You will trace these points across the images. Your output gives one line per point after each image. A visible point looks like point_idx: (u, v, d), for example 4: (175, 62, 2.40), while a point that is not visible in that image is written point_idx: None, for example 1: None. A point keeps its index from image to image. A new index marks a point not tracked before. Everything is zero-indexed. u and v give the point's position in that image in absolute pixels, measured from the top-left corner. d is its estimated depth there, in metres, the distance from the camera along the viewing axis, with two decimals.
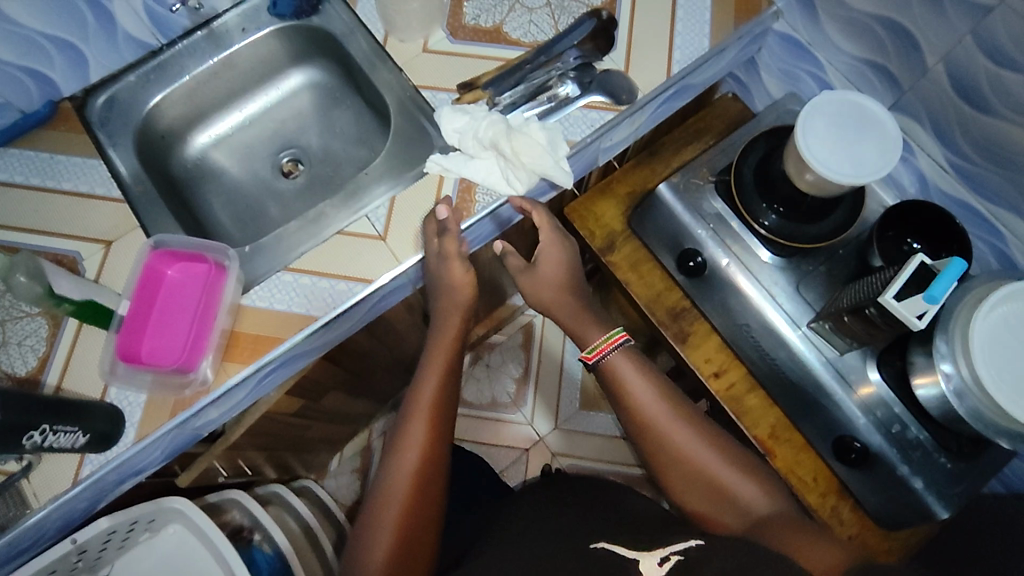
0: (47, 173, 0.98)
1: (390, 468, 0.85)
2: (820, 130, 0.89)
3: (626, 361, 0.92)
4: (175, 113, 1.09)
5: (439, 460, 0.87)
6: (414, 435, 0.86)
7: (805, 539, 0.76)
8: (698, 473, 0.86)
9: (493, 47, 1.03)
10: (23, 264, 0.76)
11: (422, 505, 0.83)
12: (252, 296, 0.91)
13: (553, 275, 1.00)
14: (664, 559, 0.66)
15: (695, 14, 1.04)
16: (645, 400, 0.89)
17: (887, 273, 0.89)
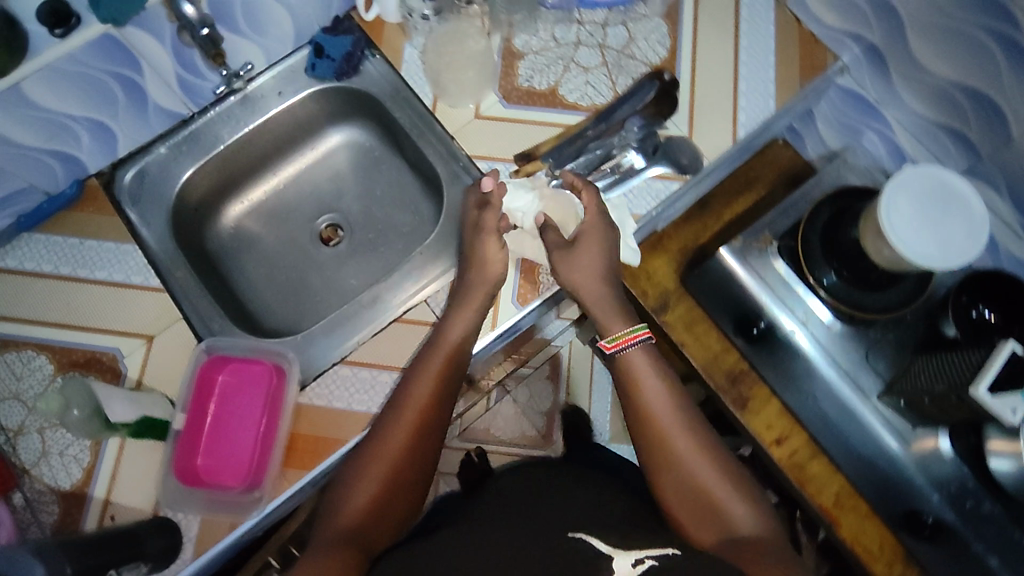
0: (78, 261, 0.92)
1: (350, 471, 0.74)
2: (905, 211, 0.84)
3: (644, 359, 0.81)
4: (206, 185, 1.02)
5: (412, 472, 0.75)
6: (386, 441, 0.75)
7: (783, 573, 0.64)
8: (691, 482, 0.74)
9: (549, 112, 0.98)
10: (74, 397, 0.82)
11: (380, 507, 0.72)
12: (310, 394, 0.87)
13: (590, 265, 0.86)
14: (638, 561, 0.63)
15: (758, 72, 1.00)
16: (654, 393, 0.79)
17: (972, 354, 0.86)
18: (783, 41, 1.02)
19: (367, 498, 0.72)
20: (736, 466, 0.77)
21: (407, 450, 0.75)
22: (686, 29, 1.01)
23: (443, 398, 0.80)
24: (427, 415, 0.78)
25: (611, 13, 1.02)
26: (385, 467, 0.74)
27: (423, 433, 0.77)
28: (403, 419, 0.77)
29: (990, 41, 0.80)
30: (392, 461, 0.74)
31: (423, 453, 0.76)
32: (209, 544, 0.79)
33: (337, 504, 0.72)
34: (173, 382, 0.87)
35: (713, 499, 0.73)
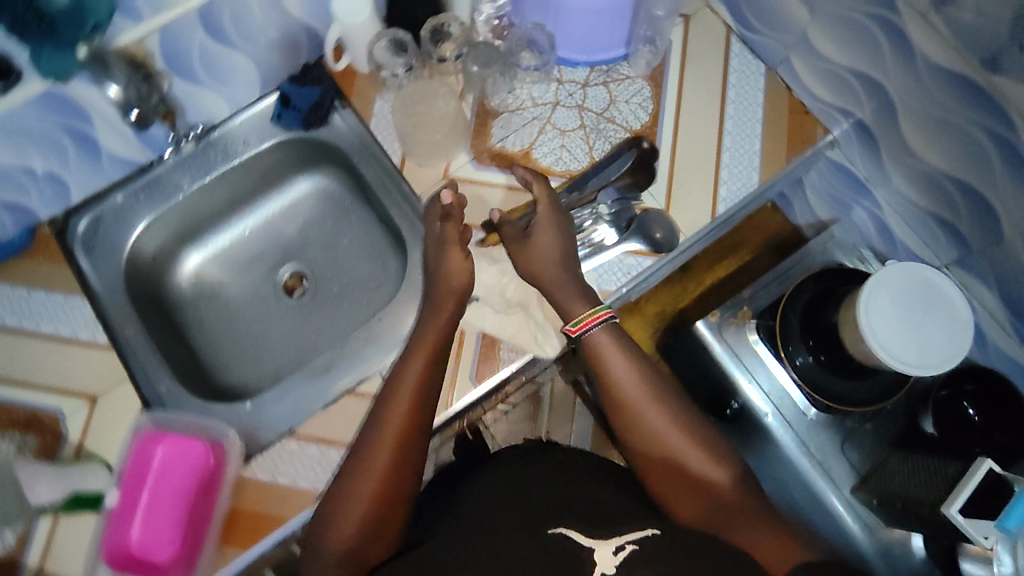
0: (24, 312, 0.89)
1: (336, 495, 0.70)
2: (886, 308, 0.79)
3: (610, 342, 0.76)
4: (164, 233, 0.99)
5: (402, 480, 0.71)
6: (367, 466, 0.70)
7: (769, 541, 0.67)
8: (670, 462, 0.73)
9: (521, 175, 0.94)
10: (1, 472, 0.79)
11: (372, 528, 0.69)
12: (254, 468, 0.83)
13: (549, 252, 0.81)
14: (619, 547, 0.59)
15: (744, 143, 0.95)
16: (628, 381, 0.74)
17: (950, 465, 0.83)
18: (772, 108, 0.97)
19: (371, 488, 0.69)
20: (715, 438, 0.75)
21: (390, 474, 0.69)
22: (669, 93, 0.97)
23: (423, 402, 0.73)
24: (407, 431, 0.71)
25: (592, 73, 0.98)
26: (370, 492, 0.69)
27: (404, 451, 0.71)
28: (383, 449, 0.70)
29: (985, 140, 0.75)
30: (376, 490, 0.69)
31: (410, 470, 0.71)
32: None
33: (341, 496, 0.69)
34: (116, 447, 0.84)
35: (695, 475, 0.72)
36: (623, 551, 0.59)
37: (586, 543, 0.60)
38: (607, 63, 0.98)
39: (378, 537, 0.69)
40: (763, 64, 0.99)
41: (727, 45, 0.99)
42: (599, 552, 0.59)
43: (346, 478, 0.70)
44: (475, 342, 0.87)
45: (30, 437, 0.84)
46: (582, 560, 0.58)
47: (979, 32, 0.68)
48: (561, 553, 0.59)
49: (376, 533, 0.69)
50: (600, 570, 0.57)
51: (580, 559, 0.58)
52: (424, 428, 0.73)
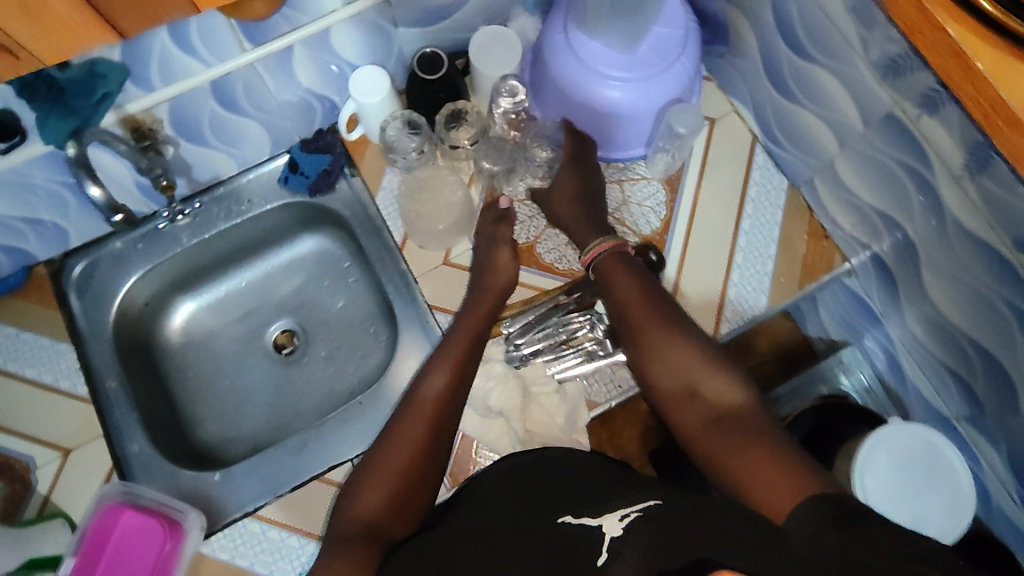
0: (11, 353, 0.90)
1: (361, 472, 0.72)
2: (886, 474, 0.76)
3: (618, 266, 0.82)
4: (158, 281, 0.98)
5: (428, 470, 0.72)
6: (396, 439, 0.73)
7: (766, 462, 0.61)
8: (673, 375, 0.73)
9: (522, 270, 0.92)
10: None
11: (399, 504, 0.70)
12: (214, 545, 0.82)
13: (567, 190, 0.90)
14: (625, 514, 0.54)
15: (756, 261, 0.92)
16: (631, 298, 0.79)
17: None
18: (790, 227, 0.94)
19: (400, 470, 0.71)
20: (723, 356, 0.73)
21: (419, 447, 0.72)
22: (684, 200, 0.94)
23: (462, 390, 0.77)
24: (436, 411, 0.75)
25: (606, 169, 0.96)
26: (394, 471, 0.71)
27: (434, 434, 0.73)
28: (414, 425, 0.73)
29: (1008, 312, 0.71)
30: (400, 470, 0.71)
31: (441, 449, 0.74)
32: None
33: (371, 472, 0.71)
34: (81, 505, 0.84)
35: (696, 386, 0.71)
36: (628, 518, 0.54)
37: (592, 522, 0.55)
38: (623, 160, 0.96)
39: (402, 516, 0.70)
40: (786, 180, 0.96)
41: (750, 156, 0.97)
42: (605, 523, 0.54)
43: (377, 458, 0.72)
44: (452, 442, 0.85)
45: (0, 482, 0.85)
46: (591, 544, 0.52)
47: (1014, 213, 0.64)
48: (570, 537, 0.55)
49: (396, 521, 0.69)
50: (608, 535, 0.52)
51: (588, 537, 0.53)
52: (450, 414, 0.75)
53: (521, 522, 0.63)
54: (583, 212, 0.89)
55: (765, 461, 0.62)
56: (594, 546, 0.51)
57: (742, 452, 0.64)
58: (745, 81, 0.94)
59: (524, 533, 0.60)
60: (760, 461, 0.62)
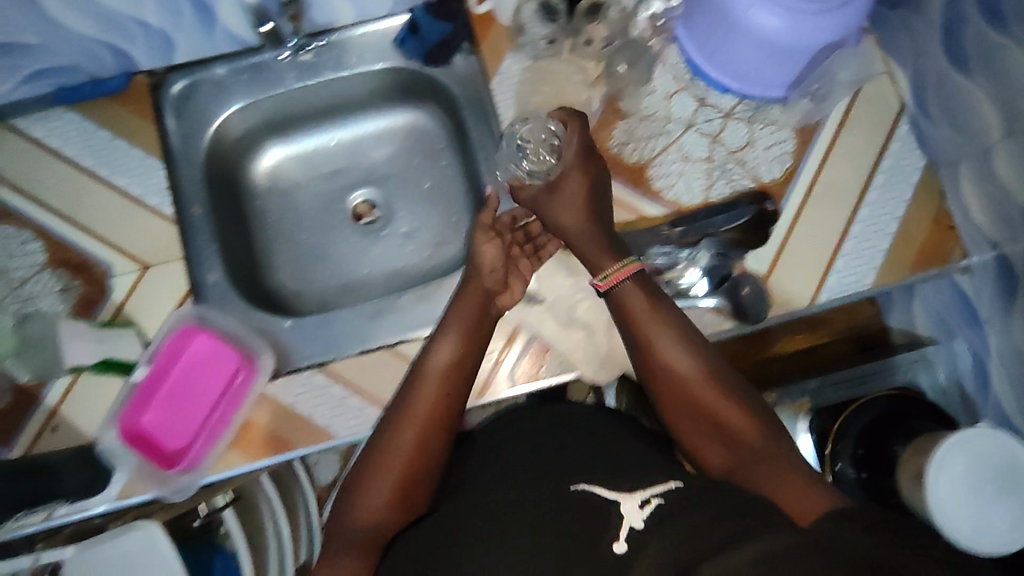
0: (102, 157, 0.88)
1: (362, 467, 0.71)
2: (957, 473, 0.76)
3: (639, 296, 0.75)
4: (255, 119, 0.95)
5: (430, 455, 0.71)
6: (391, 442, 0.70)
7: (793, 487, 0.63)
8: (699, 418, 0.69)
9: (628, 190, 0.88)
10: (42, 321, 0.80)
11: (404, 492, 0.69)
12: (278, 387, 0.83)
13: (575, 201, 0.81)
14: (645, 502, 0.55)
15: (872, 237, 0.88)
16: (656, 335, 0.73)
17: None
18: (916, 211, 0.88)
19: (398, 461, 0.69)
20: (745, 389, 0.70)
21: (419, 434, 0.70)
22: (813, 155, 0.89)
23: (457, 379, 0.74)
24: (436, 411, 0.72)
25: (738, 105, 0.90)
26: (396, 467, 0.69)
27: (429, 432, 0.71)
28: (406, 432, 0.70)
29: None
30: (400, 469, 0.69)
31: (443, 434, 0.72)
32: (133, 494, 0.80)
33: (370, 468, 0.70)
34: (152, 321, 0.85)
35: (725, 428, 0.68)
36: (649, 506, 0.55)
37: (609, 497, 0.57)
38: (758, 100, 0.89)
39: (410, 502, 0.69)
40: (924, 159, 0.89)
41: (892, 128, 0.90)
42: (625, 506, 0.55)
43: (371, 455, 0.70)
44: (526, 346, 0.85)
45: (77, 282, 0.85)
46: (608, 519, 0.54)
47: None
48: (588, 504, 0.57)
49: (405, 508, 0.69)
50: (628, 525, 0.52)
51: (601, 512, 0.55)
52: (451, 408, 0.73)
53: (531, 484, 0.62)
54: (591, 224, 0.80)
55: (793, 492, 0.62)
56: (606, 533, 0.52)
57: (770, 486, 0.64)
58: (912, 41, 0.87)
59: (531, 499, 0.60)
60: (783, 491, 0.63)
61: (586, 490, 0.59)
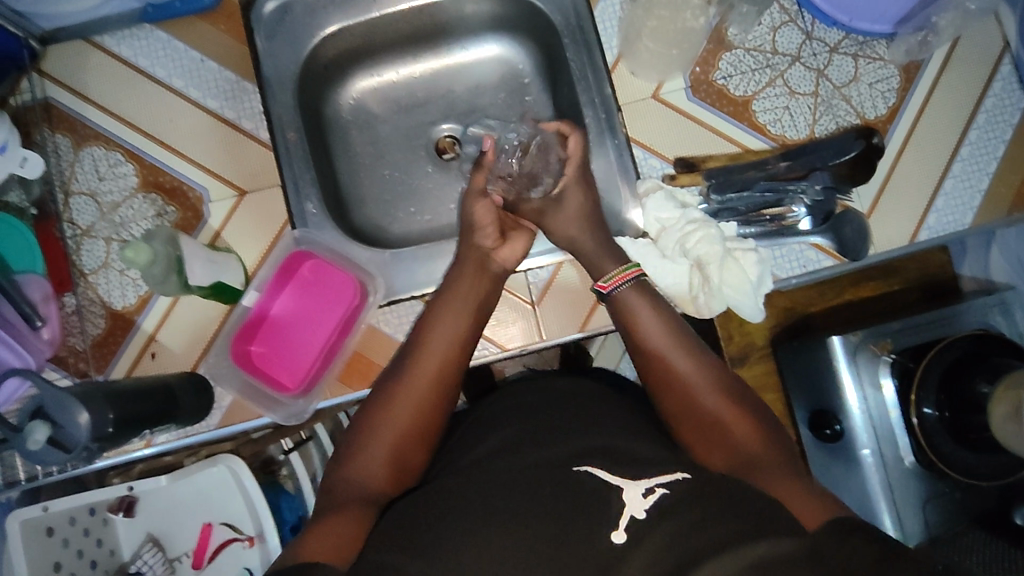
0: (192, 78, 0.85)
1: (348, 443, 0.67)
2: None
3: (637, 299, 0.72)
4: (344, 46, 0.92)
5: (426, 433, 0.68)
6: (380, 418, 0.67)
7: (796, 492, 0.59)
8: (696, 415, 0.66)
9: (733, 124, 0.87)
10: None
11: (395, 466, 0.66)
12: (383, 317, 0.82)
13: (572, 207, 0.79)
14: (650, 492, 0.55)
15: (972, 176, 0.88)
16: (653, 332, 0.70)
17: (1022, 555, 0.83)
18: (1015, 152, 0.89)
19: (392, 431, 0.66)
20: (745, 393, 0.68)
21: (418, 407, 0.67)
22: (918, 92, 0.88)
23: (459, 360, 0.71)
24: (437, 390, 0.68)
25: (844, 40, 0.89)
26: (387, 436, 0.66)
27: (427, 406, 0.68)
28: (402, 401, 0.67)
29: None
30: (393, 438, 0.66)
31: (438, 414, 0.68)
32: (238, 420, 0.80)
33: (361, 436, 0.67)
34: (252, 250, 0.83)
35: (724, 428, 0.65)
36: (654, 496, 0.55)
37: (612, 480, 0.57)
38: (865, 34, 0.88)
39: (401, 473, 0.66)
40: None
41: (995, 66, 0.89)
42: (628, 493, 0.55)
43: (363, 425, 0.67)
44: None
45: (172, 207, 0.83)
46: (608, 497, 0.55)
47: None
48: (593, 493, 0.56)
49: (395, 480, 0.66)
50: (630, 513, 0.53)
51: (604, 497, 0.55)
52: (449, 386, 0.69)
53: (525, 474, 0.60)
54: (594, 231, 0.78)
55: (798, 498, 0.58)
56: (610, 518, 0.53)
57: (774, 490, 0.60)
58: None
59: (524, 490, 0.58)
60: (788, 495, 0.59)
61: (588, 472, 0.59)
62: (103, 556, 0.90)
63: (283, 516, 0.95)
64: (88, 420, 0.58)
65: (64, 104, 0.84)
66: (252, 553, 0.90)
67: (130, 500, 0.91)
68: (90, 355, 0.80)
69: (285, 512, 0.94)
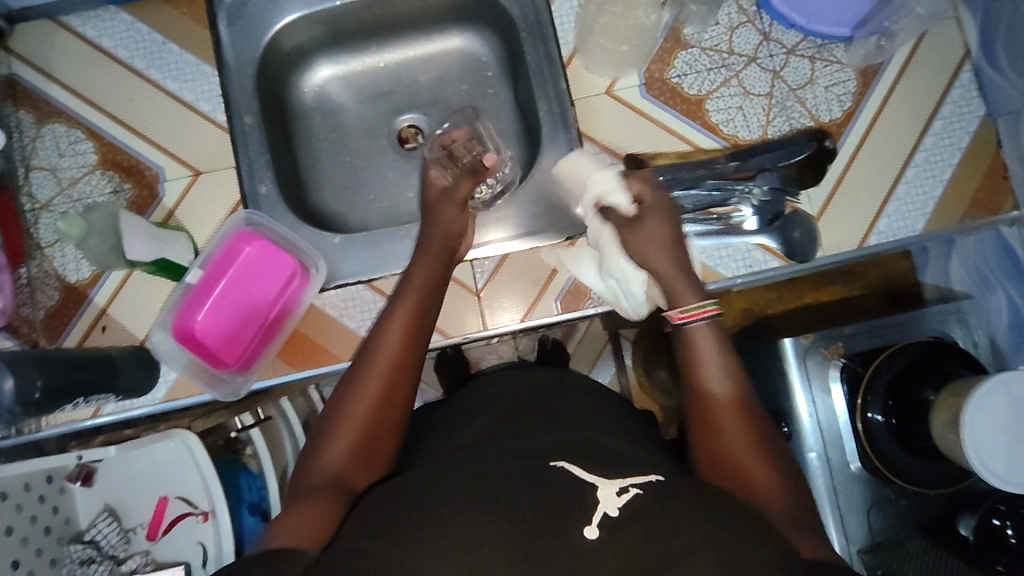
0: (154, 60, 0.87)
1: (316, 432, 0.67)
2: (994, 412, 0.77)
3: (707, 335, 0.66)
4: (307, 33, 0.93)
5: (390, 419, 0.67)
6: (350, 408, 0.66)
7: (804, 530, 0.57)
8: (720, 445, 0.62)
9: (685, 122, 0.88)
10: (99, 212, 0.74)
11: (361, 458, 0.65)
12: (326, 300, 0.84)
13: None
14: (624, 489, 0.54)
15: (926, 183, 0.87)
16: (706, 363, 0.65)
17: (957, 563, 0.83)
18: (972, 159, 0.88)
19: (357, 420, 0.66)
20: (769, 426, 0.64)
21: (379, 398, 0.66)
22: (875, 96, 0.88)
23: (419, 344, 0.70)
24: (399, 381, 0.68)
25: (801, 42, 0.89)
26: (352, 426, 0.65)
27: (388, 394, 0.67)
28: (368, 391, 0.67)
29: None
30: (359, 427, 0.65)
31: (400, 400, 0.67)
32: (181, 395, 0.81)
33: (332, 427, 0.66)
34: (205, 229, 0.85)
35: (745, 463, 0.61)
36: (628, 493, 0.54)
37: (589, 479, 0.56)
38: (823, 37, 0.88)
39: (370, 460, 0.66)
40: (984, 108, 0.88)
41: (954, 73, 0.89)
42: (603, 491, 0.54)
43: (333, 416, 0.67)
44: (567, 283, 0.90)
45: (128, 184, 0.85)
46: (585, 500, 0.53)
47: None
48: (570, 491, 0.54)
49: (364, 469, 0.65)
50: (604, 510, 0.52)
51: (579, 495, 0.53)
52: (410, 374, 0.69)
53: (503, 462, 0.59)
54: None
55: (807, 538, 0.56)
56: (588, 511, 0.52)
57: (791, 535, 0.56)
58: None
59: (503, 484, 0.56)
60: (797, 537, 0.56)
61: (566, 469, 0.58)
62: (58, 523, 0.89)
63: (241, 494, 0.96)
64: (12, 386, 0.62)
65: (29, 81, 0.86)
66: (207, 529, 0.91)
67: (88, 470, 0.91)
68: (43, 325, 0.82)
69: (244, 490, 0.96)
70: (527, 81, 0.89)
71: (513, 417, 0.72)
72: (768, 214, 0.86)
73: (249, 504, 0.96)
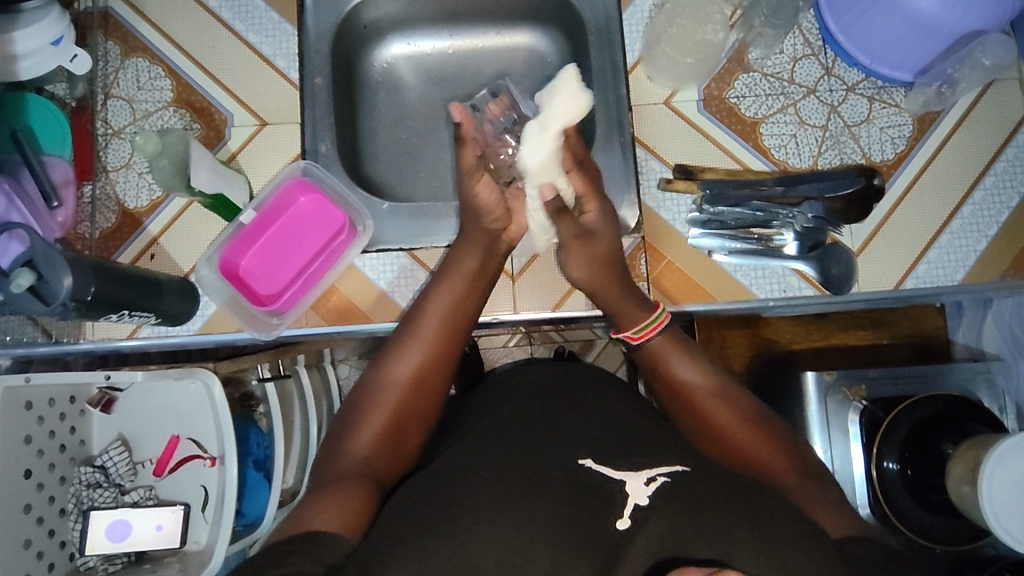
0: (240, 12, 0.92)
1: (354, 413, 0.70)
2: (1014, 469, 0.74)
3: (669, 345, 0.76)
4: (385, 10, 0.98)
5: (423, 403, 0.71)
6: (384, 392, 0.70)
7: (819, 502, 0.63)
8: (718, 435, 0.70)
9: (737, 141, 0.90)
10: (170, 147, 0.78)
11: (389, 442, 0.68)
12: (366, 261, 0.87)
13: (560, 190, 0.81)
14: (651, 480, 0.57)
15: (971, 235, 0.87)
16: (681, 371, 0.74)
17: None
18: (1020, 218, 0.88)
19: (393, 406, 0.70)
20: (762, 411, 0.72)
21: (413, 385, 0.71)
22: (929, 144, 0.89)
23: (457, 336, 0.75)
24: (438, 364, 0.73)
25: (863, 81, 0.91)
26: (387, 410, 0.69)
27: (423, 383, 0.71)
28: (403, 374, 0.71)
29: None
30: (390, 415, 0.69)
31: (433, 388, 0.72)
32: (215, 331, 0.85)
33: (365, 411, 0.70)
34: (262, 176, 0.88)
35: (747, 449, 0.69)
36: (654, 483, 0.56)
37: (612, 475, 0.58)
38: (885, 79, 0.90)
39: (400, 444, 0.69)
40: None
41: (1011, 134, 0.89)
42: (630, 484, 0.56)
43: (367, 396, 0.71)
44: None
45: (198, 124, 0.89)
46: (613, 494, 0.56)
47: None
48: (593, 485, 0.57)
49: (392, 455, 0.68)
50: (633, 500, 0.55)
51: (606, 488, 0.56)
52: (445, 364, 0.73)
53: (531, 451, 0.61)
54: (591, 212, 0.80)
55: (821, 507, 0.63)
56: (616, 505, 0.55)
57: (798, 488, 0.65)
58: None
59: (525, 471, 0.59)
60: (807, 497, 0.64)
61: (590, 468, 0.59)
62: (74, 444, 0.90)
63: (249, 448, 0.98)
64: (70, 284, 0.66)
65: (121, 15, 0.91)
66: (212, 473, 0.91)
67: (109, 397, 0.92)
68: (96, 244, 0.85)
69: (252, 445, 0.98)
70: (590, 81, 0.91)
71: (535, 398, 0.72)
72: (806, 238, 0.86)
73: (254, 459, 0.98)
